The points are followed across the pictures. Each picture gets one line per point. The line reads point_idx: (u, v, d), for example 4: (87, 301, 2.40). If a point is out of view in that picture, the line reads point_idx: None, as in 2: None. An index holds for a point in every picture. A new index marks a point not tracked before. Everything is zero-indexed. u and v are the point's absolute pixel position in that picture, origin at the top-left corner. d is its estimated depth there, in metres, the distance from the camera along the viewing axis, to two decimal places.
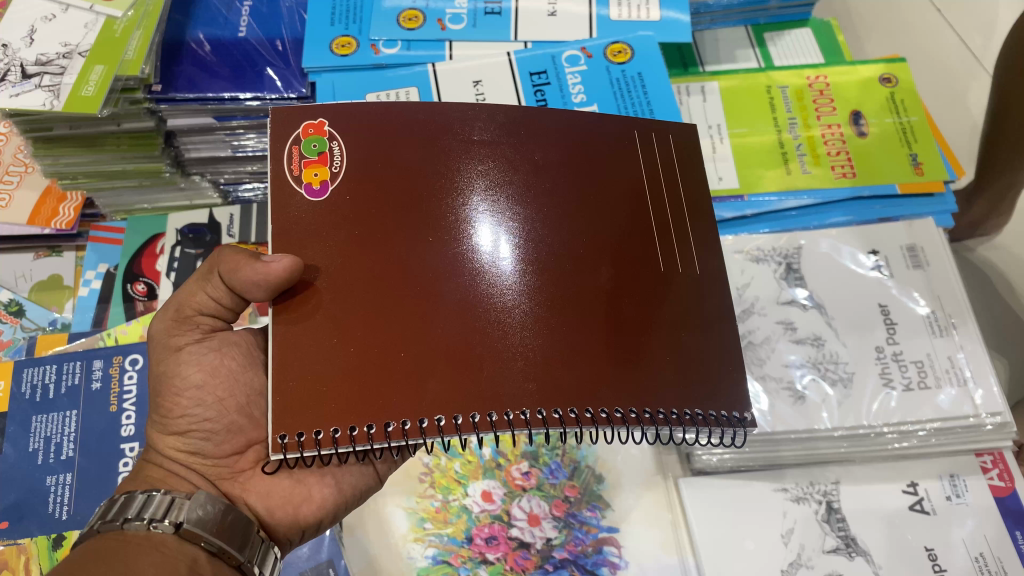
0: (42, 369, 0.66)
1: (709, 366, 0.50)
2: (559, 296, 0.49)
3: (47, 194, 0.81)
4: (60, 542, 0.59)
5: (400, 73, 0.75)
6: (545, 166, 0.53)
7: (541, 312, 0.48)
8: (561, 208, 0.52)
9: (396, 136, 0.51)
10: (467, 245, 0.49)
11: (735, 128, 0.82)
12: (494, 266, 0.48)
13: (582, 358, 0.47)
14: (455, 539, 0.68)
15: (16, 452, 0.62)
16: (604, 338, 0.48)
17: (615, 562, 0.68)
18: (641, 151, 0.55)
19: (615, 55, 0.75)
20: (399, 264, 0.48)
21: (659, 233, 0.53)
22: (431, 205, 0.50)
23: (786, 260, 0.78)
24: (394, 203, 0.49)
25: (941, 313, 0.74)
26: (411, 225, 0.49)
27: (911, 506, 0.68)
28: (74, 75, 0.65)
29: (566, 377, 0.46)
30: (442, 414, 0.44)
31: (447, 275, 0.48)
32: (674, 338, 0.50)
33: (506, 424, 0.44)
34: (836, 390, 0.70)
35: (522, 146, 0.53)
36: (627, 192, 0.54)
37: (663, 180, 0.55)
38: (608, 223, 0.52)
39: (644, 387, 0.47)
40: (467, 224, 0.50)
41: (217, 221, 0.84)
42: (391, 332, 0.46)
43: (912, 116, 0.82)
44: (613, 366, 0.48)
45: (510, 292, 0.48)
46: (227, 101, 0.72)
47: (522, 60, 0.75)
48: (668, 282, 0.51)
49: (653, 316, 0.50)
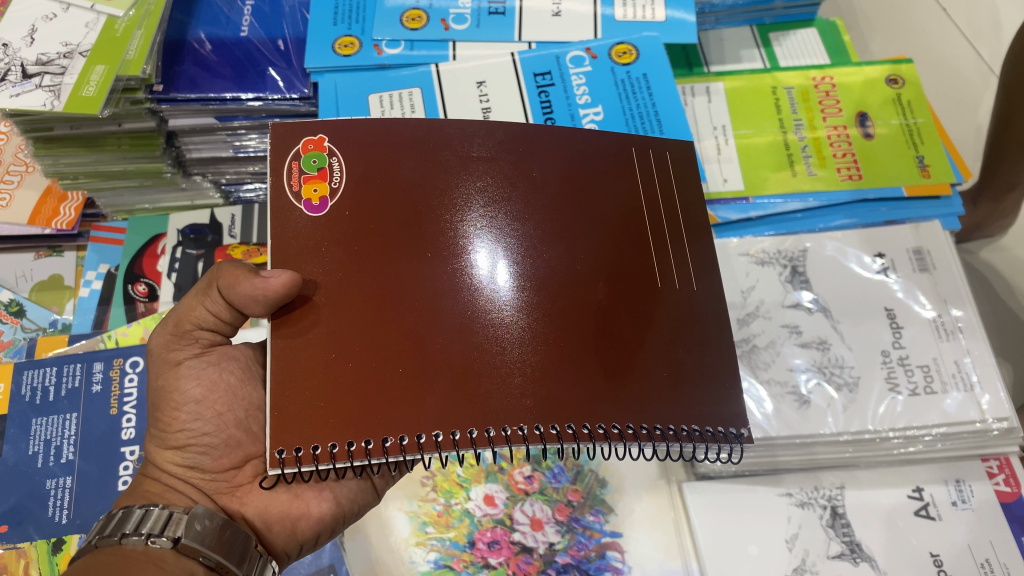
0: (42, 372, 0.65)
1: (707, 379, 0.49)
2: (558, 311, 0.48)
3: (47, 194, 0.81)
4: (59, 546, 0.59)
5: (403, 73, 0.74)
6: (543, 182, 0.52)
7: (540, 328, 0.47)
8: (560, 224, 0.51)
9: (394, 150, 0.51)
10: (465, 261, 0.48)
11: (740, 129, 0.81)
12: (492, 283, 0.48)
13: (580, 374, 0.47)
14: (457, 544, 0.68)
15: (15, 455, 0.62)
16: (603, 353, 0.48)
17: (618, 567, 0.67)
18: (641, 165, 0.55)
19: (620, 56, 0.74)
20: (397, 280, 0.47)
21: (656, 248, 0.52)
22: (429, 220, 0.49)
23: (791, 263, 0.77)
24: (392, 218, 0.49)
25: (948, 318, 0.73)
26: (410, 239, 0.48)
27: (916, 511, 0.68)
28: (75, 75, 0.64)
29: (565, 392, 0.46)
30: (441, 429, 0.44)
31: (445, 290, 0.47)
32: (673, 352, 0.49)
33: (505, 440, 0.44)
34: (842, 394, 0.70)
35: (521, 161, 0.52)
36: (625, 207, 0.53)
37: (661, 195, 0.55)
38: (606, 238, 0.52)
39: (641, 402, 0.47)
40: (465, 239, 0.49)
41: (217, 221, 0.84)
42: (388, 349, 0.46)
43: (919, 118, 0.82)
44: (612, 382, 0.47)
45: (508, 308, 0.47)
46: (229, 101, 0.71)
47: (526, 60, 0.74)
48: (670, 297, 0.51)
49: (651, 330, 0.49)
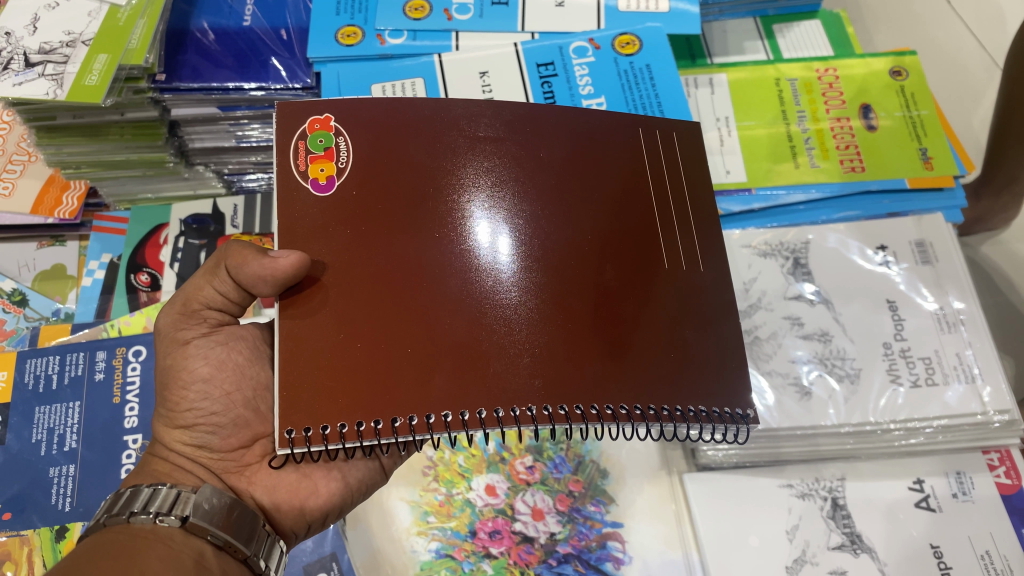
0: (45, 360, 0.65)
1: (712, 363, 0.49)
2: (565, 294, 0.48)
3: (49, 182, 0.81)
4: (63, 534, 0.59)
5: (407, 62, 0.74)
6: (550, 163, 0.52)
7: (547, 310, 0.47)
8: (566, 205, 0.51)
9: (400, 132, 0.51)
10: (473, 243, 0.48)
11: (743, 121, 0.81)
12: (498, 263, 0.48)
13: (586, 356, 0.47)
14: (458, 533, 0.68)
15: (19, 443, 0.62)
16: (608, 335, 0.48)
17: (619, 557, 0.67)
18: (649, 145, 0.55)
19: (623, 47, 0.74)
20: (404, 261, 0.47)
21: (663, 227, 0.53)
22: (436, 202, 0.49)
23: (793, 255, 0.77)
24: (400, 200, 0.49)
25: (951, 310, 0.73)
26: (417, 221, 0.48)
27: (916, 503, 0.68)
28: (78, 64, 0.64)
29: (572, 373, 0.46)
30: (450, 410, 0.44)
31: (452, 272, 0.47)
32: (678, 335, 0.49)
33: (512, 420, 0.44)
34: (843, 386, 0.70)
35: (527, 142, 0.52)
36: (632, 188, 0.53)
37: (667, 175, 0.55)
38: (613, 219, 0.52)
39: (648, 384, 0.47)
40: (472, 221, 0.49)
41: (219, 211, 0.84)
42: (395, 328, 0.46)
43: (922, 110, 0.82)
44: (618, 364, 0.47)
45: (515, 289, 0.47)
46: (232, 92, 0.71)
47: (529, 51, 0.74)
48: (674, 278, 0.51)
49: (656, 312, 0.49)
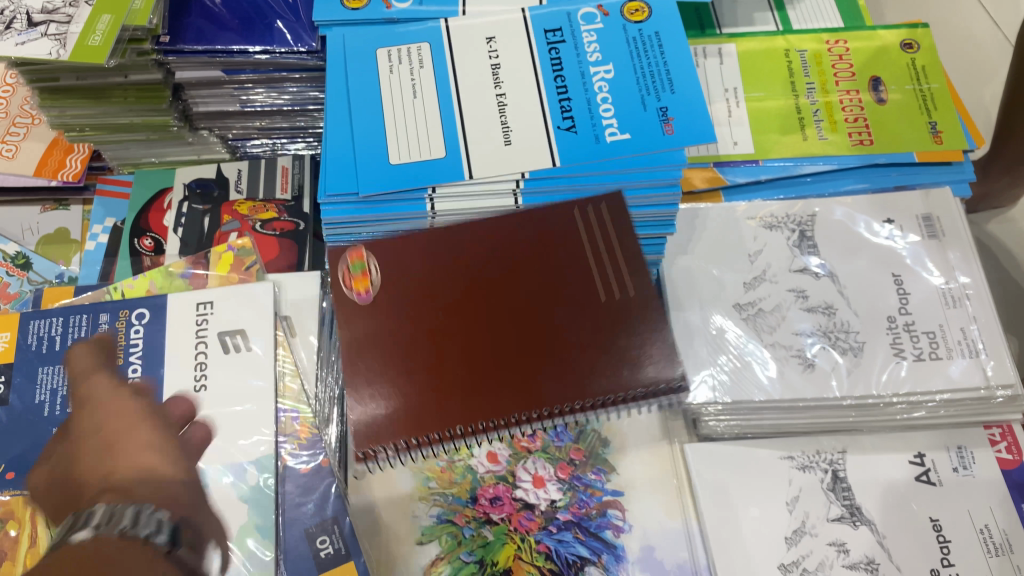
0: (49, 321, 0.64)
1: (604, 355, 0.55)
2: (530, 348, 0.56)
3: (54, 145, 0.83)
4: (65, 495, 0.57)
5: (413, 27, 0.68)
6: (509, 247, 0.59)
7: (517, 364, 0.55)
8: (499, 292, 0.58)
9: (420, 258, 0.59)
10: (465, 334, 0.56)
11: (752, 91, 0.81)
12: (483, 319, 0.57)
13: (534, 378, 0.54)
14: (460, 499, 0.68)
15: (22, 403, 0.61)
16: (548, 363, 0.55)
17: (618, 526, 0.67)
18: (584, 223, 0.60)
19: (632, 13, 0.68)
20: (411, 348, 0.56)
21: (604, 256, 0.58)
22: (445, 289, 0.58)
23: (799, 228, 0.77)
24: (415, 312, 0.57)
25: (956, 285, 0.73)
26: (426, 317, 0.57)
27: (917, 476, 0.68)
28: (81, 24, 0.63)
29: (507, 398, 0.54)
30: (436, 431, 0.53)
31: (453, 353, 0.56)
32: (602, 357, 0.55)
33: (478, 431, 0.54)
34: (846, 358, 0.70)
35: (487, 227, 0.60)
36: (569, 236, 0.59)
37: (609, 225, 0.59)
38: (552, 275, 0.58)
39: (586, 389, 0.54)
40: (465, 320, 0.57)
41: (223, 176, 0.83)
42: (410, 352, 0.56)
43: (933, 83, 0.81)
44: (557, 373, 0.55)
45: (497, 350, 0.56)
46: (236, 54, 0.71)
47: (537, 17, 0.68)
48: (605, 314, 0.57)
49: (592, 340, 0.56)
